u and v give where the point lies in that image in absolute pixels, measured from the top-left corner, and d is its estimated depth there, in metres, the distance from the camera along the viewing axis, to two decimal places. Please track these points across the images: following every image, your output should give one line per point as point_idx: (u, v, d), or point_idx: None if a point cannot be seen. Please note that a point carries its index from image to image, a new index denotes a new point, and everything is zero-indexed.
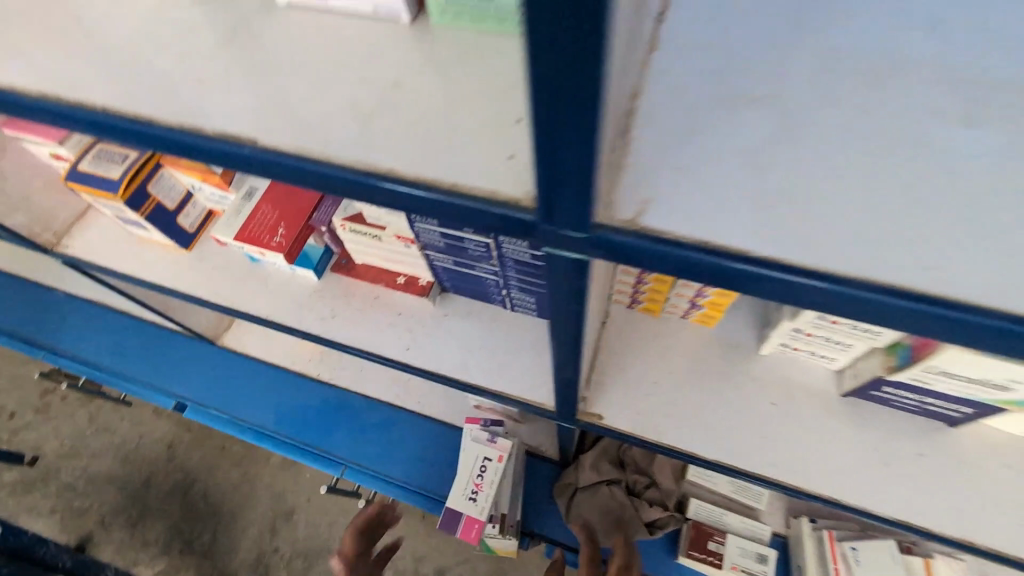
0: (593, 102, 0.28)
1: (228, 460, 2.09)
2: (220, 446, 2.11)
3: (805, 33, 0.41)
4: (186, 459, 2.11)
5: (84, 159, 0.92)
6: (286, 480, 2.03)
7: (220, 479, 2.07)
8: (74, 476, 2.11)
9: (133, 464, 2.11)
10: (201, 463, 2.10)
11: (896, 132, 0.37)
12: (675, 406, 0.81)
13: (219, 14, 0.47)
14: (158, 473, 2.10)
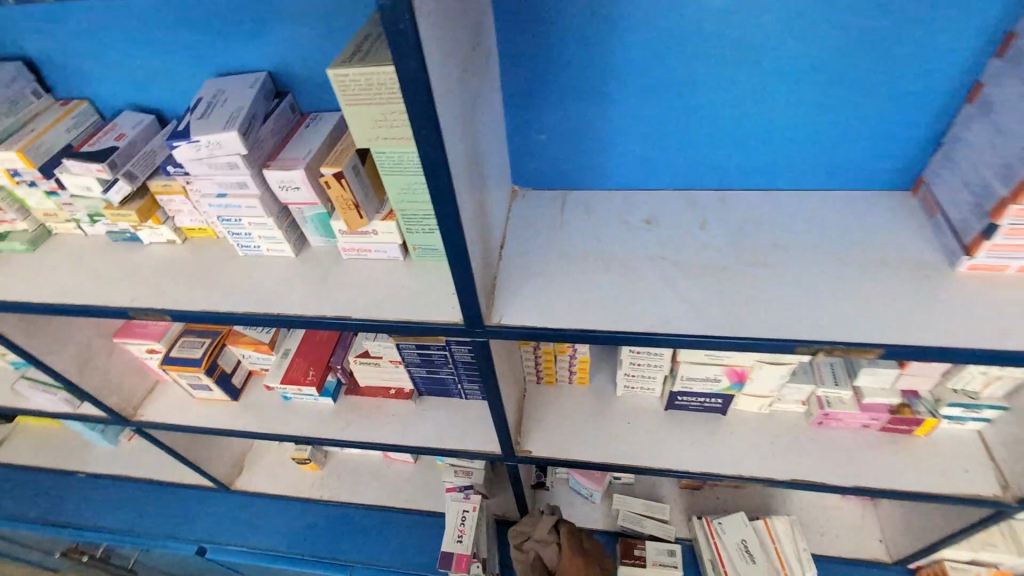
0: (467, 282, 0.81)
1: None
2: None
3: (560, 241, 0.99)
4: None
5: (173, 349, 1.41)
6: None
7: None
8: None
9: None
10: None
11: (596, 274, 0.93)
12: (575, 435, 1.34)
13: (312, 264, 1.05)
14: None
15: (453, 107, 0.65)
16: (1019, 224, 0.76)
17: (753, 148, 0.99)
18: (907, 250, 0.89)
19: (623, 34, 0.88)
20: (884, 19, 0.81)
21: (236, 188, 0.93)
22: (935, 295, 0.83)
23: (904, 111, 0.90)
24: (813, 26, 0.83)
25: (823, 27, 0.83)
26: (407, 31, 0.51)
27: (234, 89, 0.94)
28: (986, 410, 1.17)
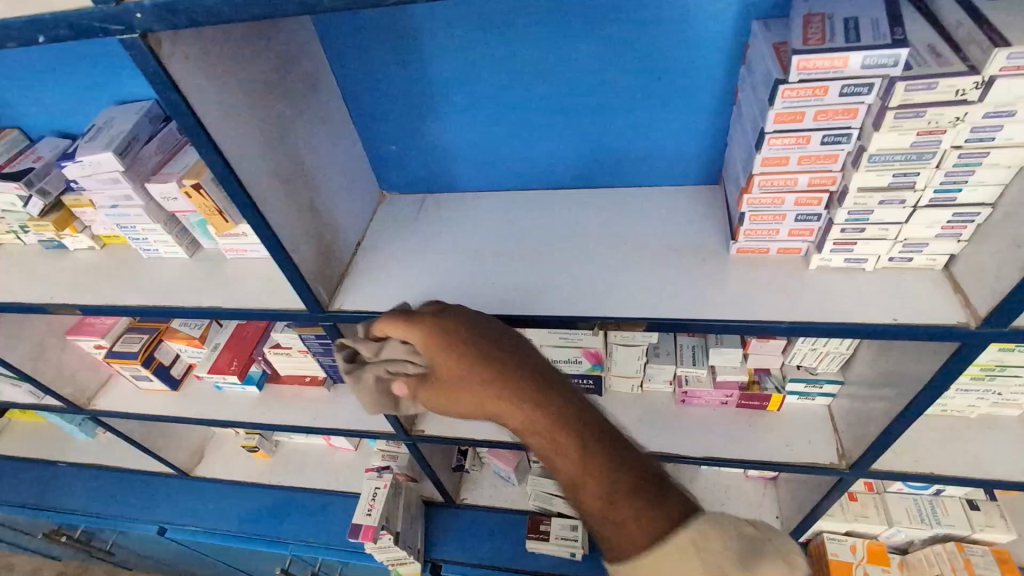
0: (296, 276, 0.96)
1: None
2: None
3: (407, 239, 1.14)
4: None
5: (116, 344, 1.58)
6: None
7: None
8: None
9: None
10: None
11: (429, 267, 1.08)
12: (464, 415, 1.47)
13: (201, 263, 1.21)
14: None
15: (243, 131, 0.80)
16: (758, 211, 0.88)
17: (576, 151, 1.12)
18: (696, 238, 1.03)
19: (438, 59, 1.01)
20: (651, 38, 0.94)
21: (124, 200, 1.10)
22: (706, 276, 0.96)
23: (691, 116, 1.03)
24: (592, 47, 0.96)
25: (602, 48, 0.96)
26: (159, 72, 0.66)
27: (122, 116, 1.11)
28: (825, 384, 1.28)
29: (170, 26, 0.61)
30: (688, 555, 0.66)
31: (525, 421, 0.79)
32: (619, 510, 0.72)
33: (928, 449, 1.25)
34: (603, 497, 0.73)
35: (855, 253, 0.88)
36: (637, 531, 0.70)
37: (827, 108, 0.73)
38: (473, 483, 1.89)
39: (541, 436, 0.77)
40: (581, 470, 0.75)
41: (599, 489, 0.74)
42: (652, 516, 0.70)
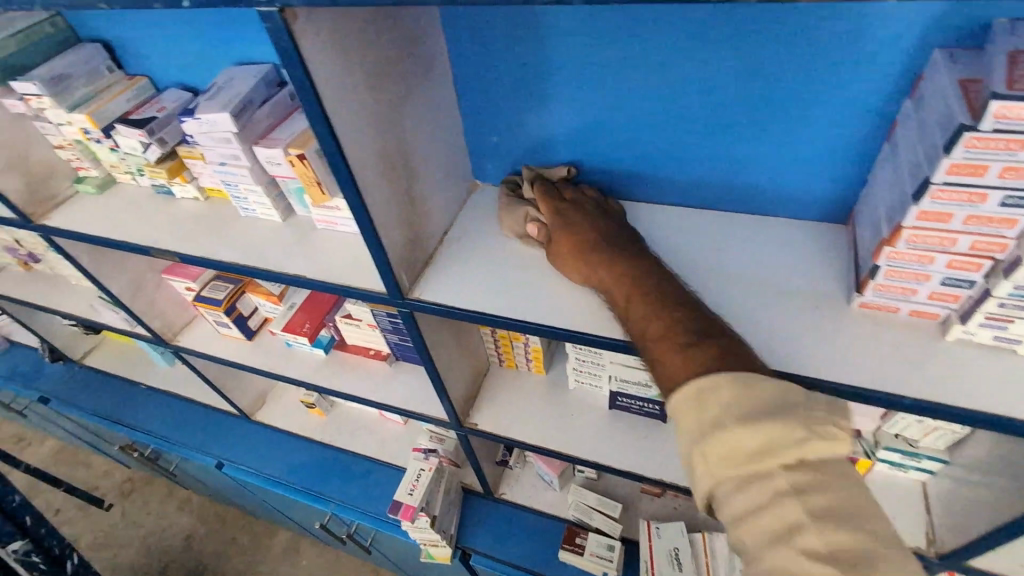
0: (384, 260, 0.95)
1: (237, 549, 2.79)
2: (228, 539, 2.83)
3: (495, 235, 1.11)
4: (199, 549, 2.82)
5: (205, 289, 1.66)
6: (285, 567, 2.70)
7: (228, 564, 2.75)
8: (104, 565, 2.83)
9: (156, 552, 2.84)
10: (216, 550, 2.80)
11: (513, 268, 1.04)
12: (520, 417, 1.45)
13: (293, 229, 1.23)
14: (173, 559, 2.82)
15: (358, 111, 0.79)
16: (897, 267, 0.78)
17: (688, 169, 1.04)
18: (810, 282, 0.93)
19: (559, 55, 0.96)
20: (801, 59, 0.84)
21: (232, 160, 1.13)
22: (819, 327, 0.87)
23: (829, 149, 0.92)
24: (731, 61, 0.87)
25: (743, 63, 0.87)
26: (289, 46, 0.65)
27: (241, 77, 1.13)
28: (924, 459, 1.14)
29: (308, 1, 0.59)
30: (725, 384, 0.67)
31: (647, 327, 0.78)
32: (690, 360, 0.71)
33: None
34: (681, 352, 0.73)
35: (1008, 332, 0.76)
36: (688, 364, 0.71)
37: (1018, 164, 0.63)
38: (514, 479, 1.87)
39: (650, 319, 0.79)
40: (681, 326, 0.76)
41: (663, 329, 0.76)
42: (720, 354, 0.71)
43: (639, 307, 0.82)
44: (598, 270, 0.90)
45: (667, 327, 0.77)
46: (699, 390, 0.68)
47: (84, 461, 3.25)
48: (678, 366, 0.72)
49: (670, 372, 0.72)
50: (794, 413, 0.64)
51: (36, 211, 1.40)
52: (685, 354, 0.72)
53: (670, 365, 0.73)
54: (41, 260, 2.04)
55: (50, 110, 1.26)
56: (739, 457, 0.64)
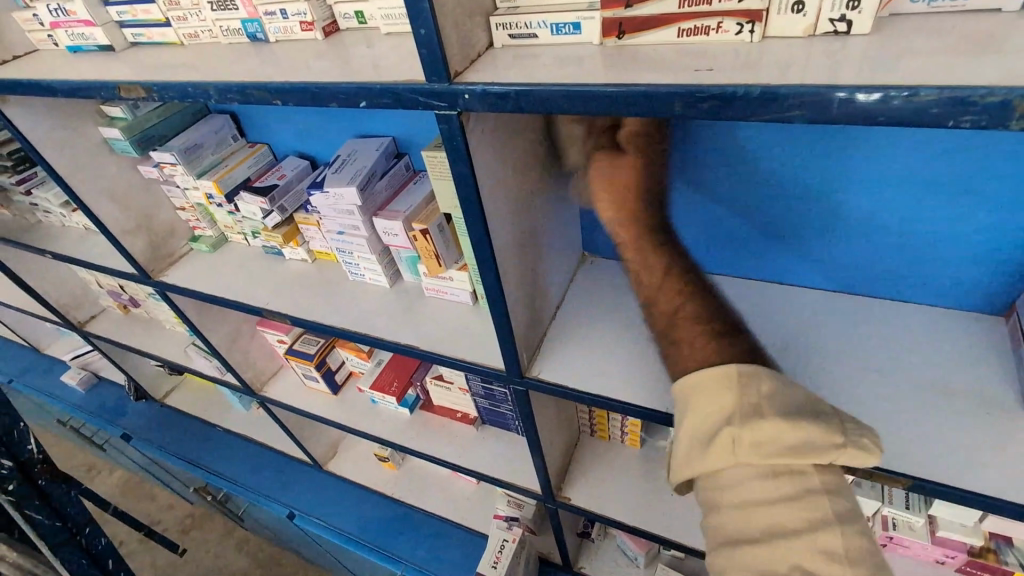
0: (507, 340, 0.94)
1: None
2: None
3: (609, 312, 1.08)
4: None
5: (297, 343, 1.69)
6: None
7: None
8: None
9: None
10: None
11: (632, 349, 1.01)
12: (614, 493, 1.38)
13: (401, 295, 1.25)
14: None
15: (504, 199, 0.79)
16: None
17: (819, 258, 0.99)
18: (974, 383, 0.85)
19: (685, 146, 0.95)
20: (951, 159, 0.79)
21: (351, 230, 1.16)
22: (994, 437, 0.79)
23: (988, 241, 0.85)
24: (870, 161, 0.84)
25: (882, 162, 0.83)
26: (460, 145, 0.66)
27: (364, 150, 1.18)
28: None
29: (494, 109, 0.60)
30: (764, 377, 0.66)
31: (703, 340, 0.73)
32: (705, 350, 0.72)
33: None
34: (710, 337, 0.73)
35: None
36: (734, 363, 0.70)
37: None
38: (593, 553, 1.77)
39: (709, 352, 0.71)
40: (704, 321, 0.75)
41: (690, 319, 0.76)
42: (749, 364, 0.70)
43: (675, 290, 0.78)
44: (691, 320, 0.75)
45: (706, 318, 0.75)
46: (738, 378, 0.66)
47: (151, 493, 3.33)
48: (705, 353, 0.72)
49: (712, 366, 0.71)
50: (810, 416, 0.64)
51: (156, 268, 1.47)
52: (711, 341, 0.73)
53: (683, 351, 0.74)
54: (142, 305, 2.15)
55: (180, 177, 1.35)
56: (779, 450, 0.61)
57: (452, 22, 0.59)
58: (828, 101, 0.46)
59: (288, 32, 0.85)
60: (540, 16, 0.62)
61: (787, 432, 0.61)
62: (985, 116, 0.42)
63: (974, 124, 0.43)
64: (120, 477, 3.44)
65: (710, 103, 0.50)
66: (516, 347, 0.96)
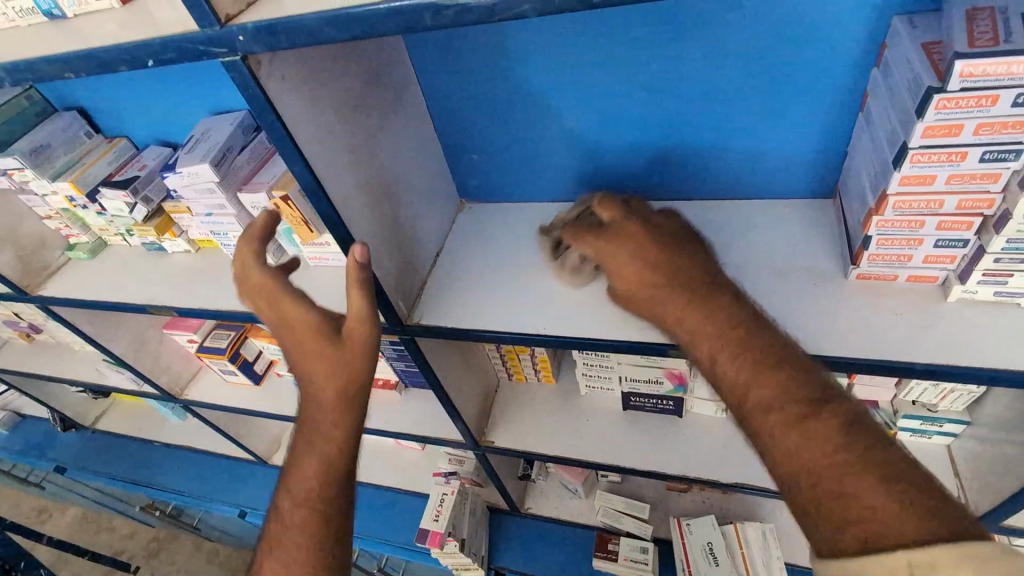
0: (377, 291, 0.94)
1: None
2: None
3: (485, 252, 1.11)
4: None
5: (207, 339, 1.65)
6: None
7: None
8: None
9: None
10: None
11: (505, 282, 1.04)
12: (535, 429, 1.44)
13: (287, 270, 1.24)
14: None
15: (334, 145, 0.80)
16: (888, 234, 0.77)
17: (676, 159, 1.03)
18: (805, 259, 0.92)
19: (527, 65, 0.96)
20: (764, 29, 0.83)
21: (218, 209, 1.13)
22: (820, 303, 0.86)
23: (811, 117, 0.91)
24: (700, 41, 0.86)
25: (712, 41, 0.86)
26: (257, 93, 0.66)
27: (218, 127, 1.14)
28: (945, 424, 1.13)
29: (270, 47, 0.60)
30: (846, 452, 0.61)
31: (765, 401, 0.67)
32: (809, 434, 0.63)
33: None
34: (799, 426, 0.64)
35: (1009, 286, 0.75)
36: (883, 499, 0.57)
37: (992, 120, 0.63)
38: (538, 492, 1.84)
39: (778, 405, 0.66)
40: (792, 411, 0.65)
41: (775, 398, 0.67)
42: (812, 407, 0.65)
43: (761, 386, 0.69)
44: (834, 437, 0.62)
45: (805, 438, 0.63)
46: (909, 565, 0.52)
47: (106, 524, 3.22)
48: (824, 471, 0.61)
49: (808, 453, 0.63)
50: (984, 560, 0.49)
51: (31, 283, 1.40)
52: (806, 428, 0.64)
53: (814, 513, 0.60)
54: (43, 330, 2.04)
55: (33, 183, 1.25)
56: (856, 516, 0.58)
57: None
58: None
59: (82, 3, 0.78)
60: None
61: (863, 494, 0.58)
62: None
63: None
64: (71, 514, 3.30)
65: (452, 11, 0.52)
66: (389, 297, 0.96)
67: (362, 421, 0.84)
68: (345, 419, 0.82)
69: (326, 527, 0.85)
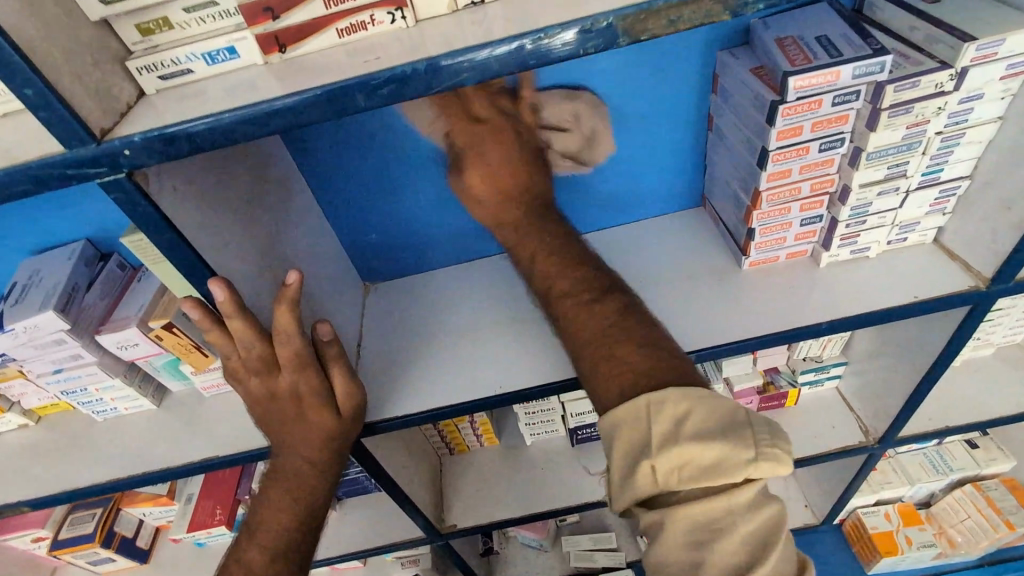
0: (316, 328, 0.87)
1: None
2: None
3: (412, 328, 1.06)
4: None
5: (62, 529, 1.31)
6: None
7: None
8: None
9: None
10: None
11: (444, 352, 1.00)
12: (494, 495, 1.37)
13: (176, 410, 1.05)
14: None
15: (238, 250, 0.71)
16: (767, 224, 0.91)
17: (568, 199, 1.10)
18: (702, 261, 1.04)
19: (415, 134, 0.97)
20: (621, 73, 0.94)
21: (72, 361, 0.92)
22: (732, 293, 0.97)
23: (672, 140, 1.04)
24: (570, 92, 0.95)
25: (580, 89, 0.95)
26: (150, 211, 0.57)
27: (51, 266, 0.95)
28: (831, 368, 1.33)
29: (169, 157, 0.53)
30: (668, 406, 0.64)
31: (592, 352, 0.75)
32: (596, 312, 0.78)
33: (946, 399, 1.30)
34: (585, 308, 0.79)
35: (859, 244, 0.93)
36: (637, 363, 0.71)
37: (822, 119, 0.78)
38: (504, 563, 1.75)
39: (598, 335, 0.75)
40: (583, 283, 0.82)
41: (568, 289, 0.82)
42: (598, 301, 0.79)
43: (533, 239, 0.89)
44: (629, 351, 0.72)
45: (610, 340, 0.74)
46: (648, 405, 0.65)
47: None
48: (591, 319, 0.77)
49: (611, 382, 0.71)
50: (743, 434, 0.62)
51: None
52: (590, 309, 0.78)
53: (599, 391, 0.72)
54: None
55: None
56: (694, 470, 0.62)
57: (71, 74, 0.50)
58: (484, 59, 0.51)
59: None
60: (183, 49, 0.55)
61: (699, 453, 0.62)
62: (603, 39, 0.51)
63: (597, 47, 0.52)
64: None
65: (388, 87, 0.52)
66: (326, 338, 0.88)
67: (333, 492, 0.84)
68: (315, 498, 0.81)
69: None
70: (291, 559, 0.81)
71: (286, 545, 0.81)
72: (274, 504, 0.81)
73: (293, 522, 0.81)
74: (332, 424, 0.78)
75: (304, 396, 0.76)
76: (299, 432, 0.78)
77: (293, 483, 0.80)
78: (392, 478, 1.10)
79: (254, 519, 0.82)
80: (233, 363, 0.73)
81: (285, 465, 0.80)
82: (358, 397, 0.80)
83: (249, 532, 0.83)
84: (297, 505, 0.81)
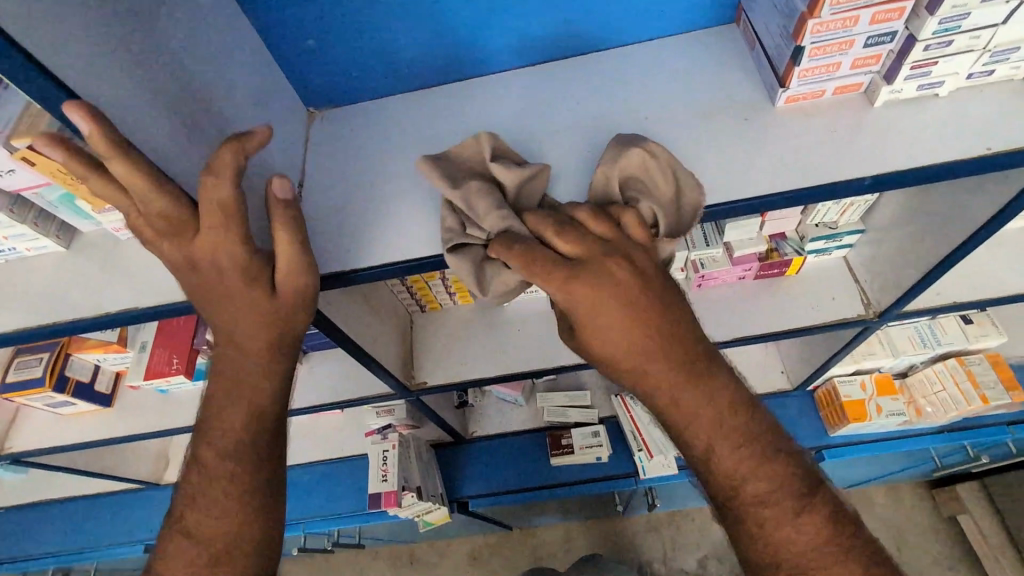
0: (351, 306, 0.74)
1: None
2: None
3: (365, 168, 0.88)
4: None
5: (10, 373, 1.24)
6: None
7: None
8: None
9: None
10: None
11: (403, 198, 0.84)
12: (466, 355, 1.31)
13: (90, 253, 0.90)
14: None
15: None
16: (822, 41, 0.69)
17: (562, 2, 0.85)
18: (725, 95, 0.83)
19: None
20: None
21: None
22: (758, 137, 0.79)
23: None
24: None
25: None
26: None
27: None
28: (846, 237, 1.19)
29: None
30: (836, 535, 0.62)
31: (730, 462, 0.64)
32: (762, 469, 0.63)
33: (960, 273, 1.19)
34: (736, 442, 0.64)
35: (932, 77, 0.73)
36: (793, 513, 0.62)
37: None
38: (480, 415, 1.78)
39: (748, 461, 0.63)
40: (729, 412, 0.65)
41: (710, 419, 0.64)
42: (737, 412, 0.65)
43: (665, 385, 0.65)
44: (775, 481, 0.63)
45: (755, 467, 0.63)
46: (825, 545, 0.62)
47: None
48: (745, 468, 0.63)
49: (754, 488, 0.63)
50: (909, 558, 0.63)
51: None
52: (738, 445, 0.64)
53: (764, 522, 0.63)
54: None
55: None
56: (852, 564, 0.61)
57: None
58: None
59: None
60: None
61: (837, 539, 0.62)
62: None
63: None
64: None
65: None
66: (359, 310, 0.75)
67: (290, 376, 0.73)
68: (269, 380, 0.70)
69: (242, 506, 0.68)
70: (263, 458, 0.70)
71: (250, 435, 0.70)
72: (224, 389, 0.70)
73: (252, 411, 0.70)
74: (270, 291, 0.67)
75: (235, 261, 0.65)
76: (235, 300, 0.67)
77: (239, 363, 0.69)
78: (352, 335, 1.00)
79: (206, 418, 0.70)
80: (134, 217, 0.63)
81: (226, 341, 0.69)
82: (307, 268, 0.69)
83: (203, 433, 0.70)
84: (251, 389, 0.70)
